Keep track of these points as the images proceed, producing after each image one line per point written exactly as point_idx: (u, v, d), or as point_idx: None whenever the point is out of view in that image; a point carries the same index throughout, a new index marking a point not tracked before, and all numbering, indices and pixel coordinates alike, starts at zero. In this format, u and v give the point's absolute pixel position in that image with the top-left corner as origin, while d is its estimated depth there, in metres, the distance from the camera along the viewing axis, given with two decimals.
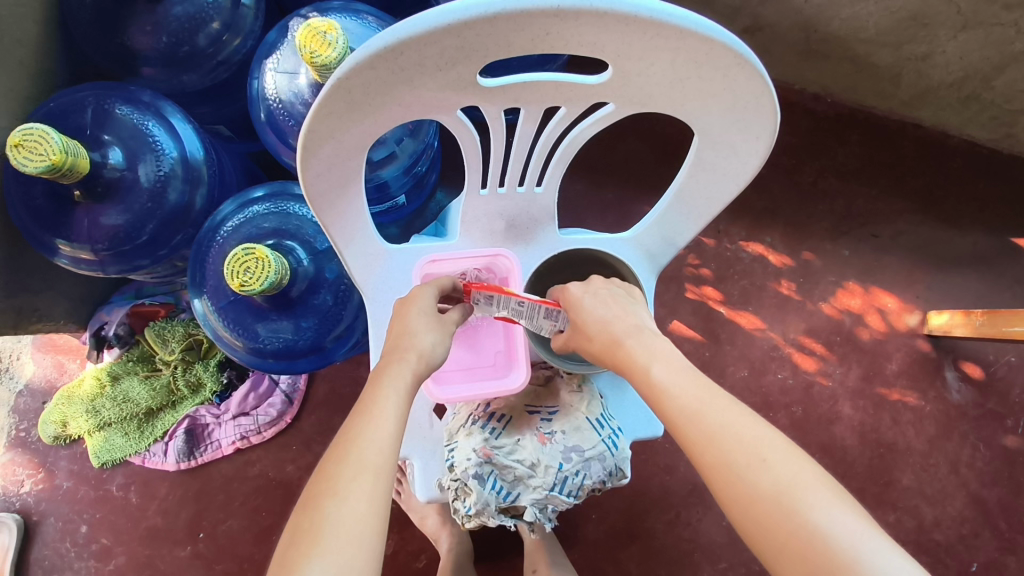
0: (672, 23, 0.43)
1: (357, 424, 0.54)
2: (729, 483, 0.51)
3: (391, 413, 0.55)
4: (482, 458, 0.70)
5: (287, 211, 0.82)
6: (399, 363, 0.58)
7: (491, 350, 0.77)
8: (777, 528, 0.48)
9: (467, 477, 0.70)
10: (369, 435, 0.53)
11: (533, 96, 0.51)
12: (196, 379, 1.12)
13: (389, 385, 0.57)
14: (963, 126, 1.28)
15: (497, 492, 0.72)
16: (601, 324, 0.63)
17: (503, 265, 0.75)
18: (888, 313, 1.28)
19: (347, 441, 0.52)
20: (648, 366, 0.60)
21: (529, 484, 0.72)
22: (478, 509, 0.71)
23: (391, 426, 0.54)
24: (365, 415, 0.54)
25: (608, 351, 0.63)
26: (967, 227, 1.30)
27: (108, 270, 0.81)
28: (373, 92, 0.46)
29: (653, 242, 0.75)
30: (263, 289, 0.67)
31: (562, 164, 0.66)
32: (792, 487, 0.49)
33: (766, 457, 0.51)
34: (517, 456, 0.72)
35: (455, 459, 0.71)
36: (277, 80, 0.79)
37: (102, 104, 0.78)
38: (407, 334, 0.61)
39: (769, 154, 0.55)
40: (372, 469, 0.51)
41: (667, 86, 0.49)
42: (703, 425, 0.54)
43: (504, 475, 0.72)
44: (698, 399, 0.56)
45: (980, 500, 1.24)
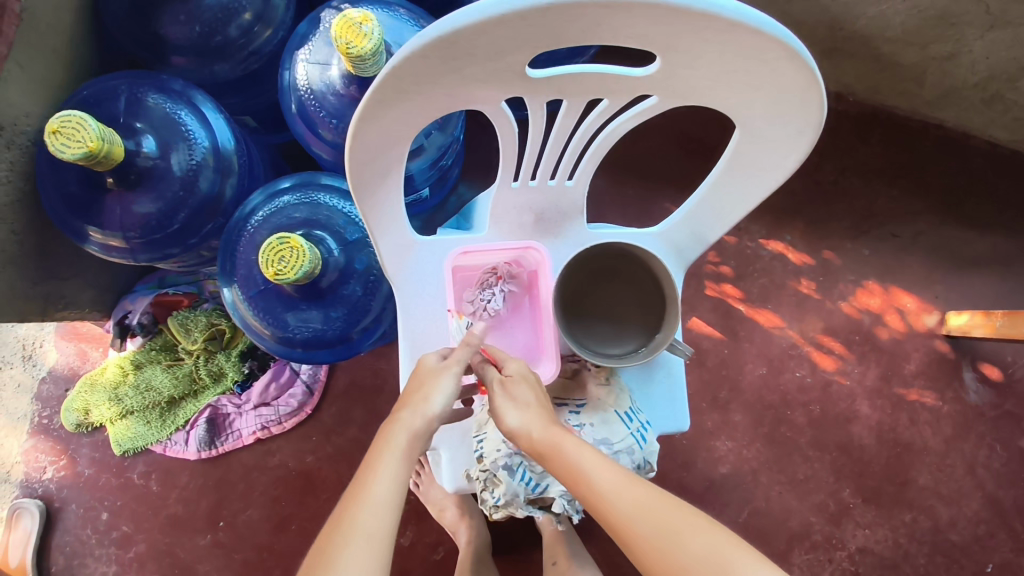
0: (726, 19, 0.42)
1: (354, 490, 0.56)
2: (659, 558, 0.53)
3: (386, 476, 0.56)
4: (512, 448, 0.71)
5: (316, 201, 0.82)
6: (395, 423, 0.60)
7: (522, 341, 0.76)
8: None
9: (497, 468, 0.71)
10: (367, 500, 0.54)
11: (576, 88, 0.51)
12: (218, 369, 1.12)
13: (386, 450, 0.58)
14: (985, 126, 1.27)
15: (526, 484, 0.72)
16: (536, 422, 0.61)
17: (534, 258, 0.77)
18: (908, 313, 1.28)
19: (344, 507, 0.54)
20: (571, 449, 0.59)
21: (558, 475, 0.72)
22: (508, 498, 0.72)
23: (387, 489, 0.55)
24: (363, 480, 0.56)
25: (544, 442, 0.60)
26: (987, 228, 1.29)
27: (138, 258, 0.82)
28: (420, 81, 0.46)
29: (681, 237, 0.75)
30: (297, 278, 0.68)
31: (595, 159, 0.67)
32: (719, 551, 0.52)
33: (691, 524, 0.54)
34: None
35: (484, 450, 0.72)
36: (309, 71, 0.79)
37: (135, 92, 0.79)
38: (405, 398, 0.62)
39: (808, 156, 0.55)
40: (366, 532, 0.52)
41: (714, 80, 0.49)
42: (627, 502, 0.56)
43: (534, 468, 0.72)
44: (616, 477, 0.57)
45: (996, 501, 1.25)
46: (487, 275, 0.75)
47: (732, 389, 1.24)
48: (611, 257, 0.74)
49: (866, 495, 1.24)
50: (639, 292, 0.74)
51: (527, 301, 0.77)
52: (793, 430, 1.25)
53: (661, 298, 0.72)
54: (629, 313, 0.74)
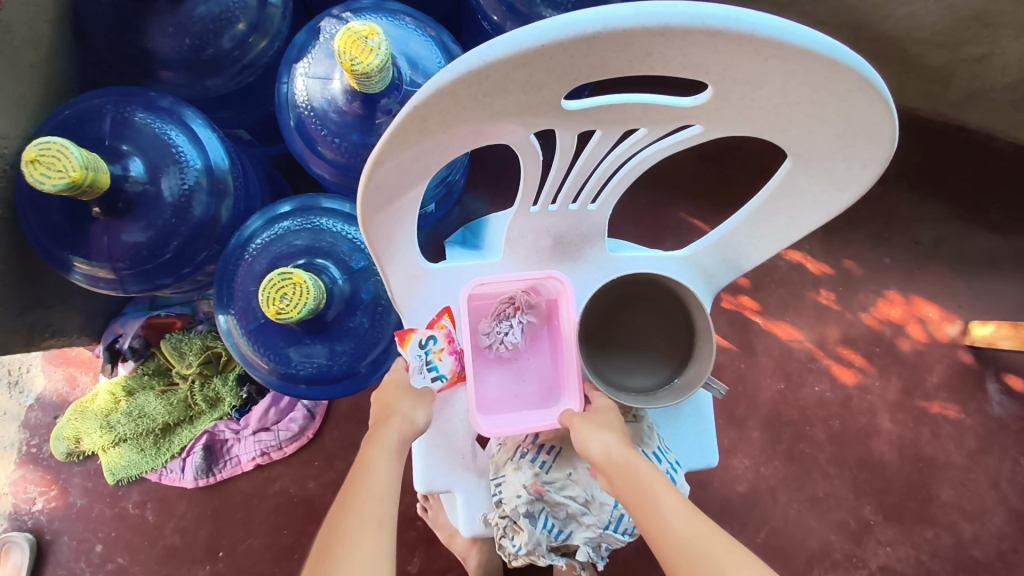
0: (797, 46, 0.37)
1: (353, 484, 0.53)
2: None
3: (386, 468, 0.55)
4: (533, 494, 0.67)
5: (318, 226, 0.77)
6: (384, 426, 0.59)
7: (538, 376, 0.73)
8: None
9: (517, 516, 0.67)
10: (369, 489, 0.52)
11: (615, 117, 0.45)
12: (214, 394, 1.07)
13: (380, 445, 0.57)
14: (1012, 128, 1.22)
15: (550, 532, 0.68)
16: (610, 438, 0.60)
17: (552, 287, 0.72)
18: (930, 323, 1.24)
19: (349, 496, 0.52)
20: (637, 465, 0.56)
21: (582, 521, 0.68)
22: (529, 548, 0.67)
23: (388, 479, 0.54)
24: (362, 473, 0.54)
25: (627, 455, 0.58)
26: (1012, 233, 1.25)
27: (128, 289, 0.76)
28: (445, 118, 0.40)
29: (712, 262, 0.71)
30: (300, 316, 0.63)
31: (623, 185, 0.62)
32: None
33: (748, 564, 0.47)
34: (569, 493, 0.68)
35: (503, 495, 0.68)
36: (308, 85, 0.74)
37: (121, 111, 0.73)
38: (391, 403, 0.63)
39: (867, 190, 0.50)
40: (377, 517, 0.50)
41: (772, 112, 0.44)
42: (684, 529, 0.50)
43: (556, 514, 0.68)
44: (679, 505, 0.53)
45: (1020, 516, 1.21)
46: (504, 305, 0.72)
47: (749, 404, 1.20)
48: (644, 286, 0.69)
49: (888, 512, 1.21)
50: (665, 320, 0.69)
51: (546, 331, 0.74)
52: (812, 446, 1.21)
53: (690, 328, 0.67)
54: (654, 342, 0.69)
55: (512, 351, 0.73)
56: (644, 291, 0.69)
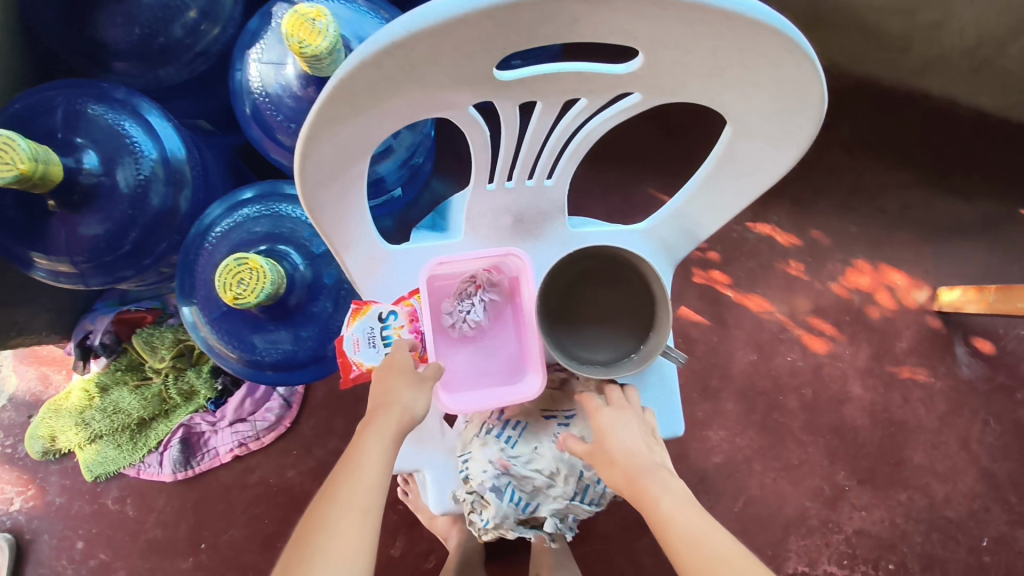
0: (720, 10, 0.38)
1: (344, 471, 0.55)
2: None
3: (378, 457, 0.56)
4: (499, 469, 0.69)
5: (279, 213, 0.77)
6: (384, 414, 0.58)
7: (504, 354, 0.74)
8: None
9: (484, 490, 0.69)
10: (356, 478, 0.54)
11: (553, 88, 0.45)
12: (189, 387, 1.07)
13: (375, 432, 0.57)
14: (972, 94, 1.24)
15: (517, 506, 0.70)
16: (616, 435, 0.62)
17: (512, 265, 0.73)
18: (898, 290, 1.26)
19: (337, 483, 0.54)
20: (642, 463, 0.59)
21: (549, 493, 0.70)
22: (496, 521, 0.70)
23: (378, 469, 0.55)
24: (353, 457, 0.56)
25: (630, 480, 0.59)
26: (976, 198, 1.27)
27: (89, 283, 0.76)
28: (376, 93, 0.41)
29: (671, 233, 0.71)
30: (259, 301, 0.63)
31: (576, 158, 0.62)
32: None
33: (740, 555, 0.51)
34: (536, 465, 0.70)
35: (470, 471, 0.70)
36: (262, 71, 0.73)
37: (73, 103, 0.72)
38: (391, 388, 0.61)
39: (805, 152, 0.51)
40: (360, 509, 0.52)
41: (705, 79, 0.45)
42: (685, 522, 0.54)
43: (522, 487, 0.70)
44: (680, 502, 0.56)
45: (990, 475, 1.25)
46: (466, 284, 0.72)
47: (723, 377, 1.21)
48: (602, 261, 0.70)
49: (861, 477, 1.23)
50: (627, 294, 0.70)
51: (509, 309, 0.74)
52: (786, 415, 1.22)
53: (650, 301, 0.68)
54: (618, 317, 0.70)
55: (476, 331, 0.73)
56: (603, 266, 0.70)
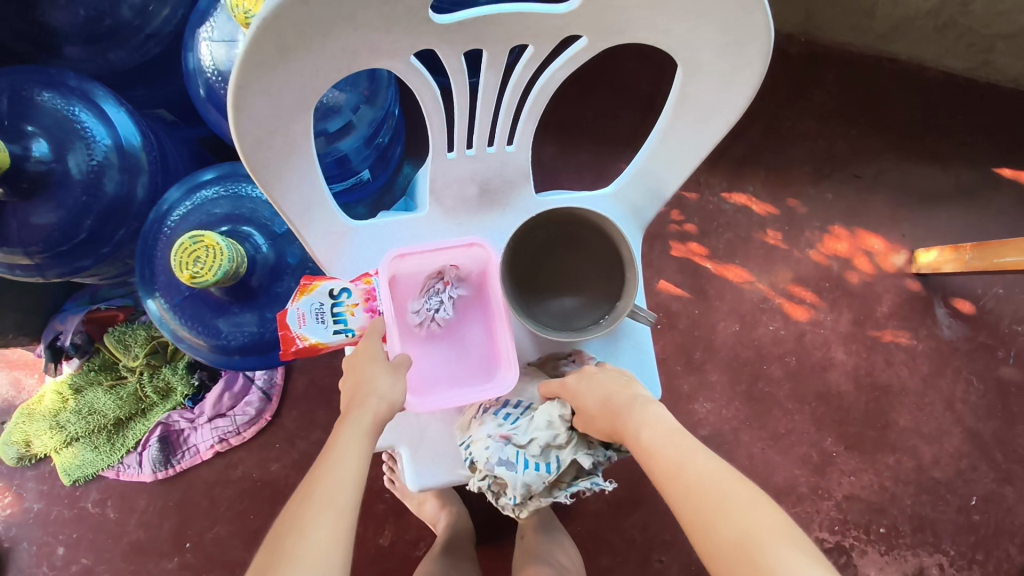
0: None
1: (319, 471, 0.55)
2: (685, 496, 0.54)
3: (353, 453, 0.56)
4: (502, 441, 0.67)
5: (238, 194, 0.76)
6: (359, 407, 0.60)
7: (474, 350, 0.73)
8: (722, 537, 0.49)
9: (493, 467, 0.67)
10: (333, 476, 0.54)
11: (493, 34, 0.49)
12: (165, 384, 1.05)
13: (350, 431, 0.58)
14: (940, 55, 1.25)
15: (534, 470, 0.68)
16: (602, 394, 0.65)
17: (480, 258, 0.72)
18: (876, 254, 1.26)
19: (313, 484, 0.53)
20: (625, 408, 0.63)
21: (559, 444, 0.69)
22: (522, 491, 0.68)
23: (353, 465, 0.55)
24: (328, 458, 0.56)
25: (608, 424, 0.64)
26: (949, 160, 1.27)
27: (48, 275, 0.74)
28: (306, 33, 0.45)
29: (637, 195, 0.70)
30: (217, 280, 0.62)
31: (533, 118, 0.61)
32: (756, 530, 0.49)
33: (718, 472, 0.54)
34: (535, 427, 0.68)
35: (475, 455, 0.68)
36: (213, 50, 0.72)
37: (20, 90, 0.71)
38: (365, 380, 0.62)
39: (747, 108, 0.55)
40: (337, 507, 0.52)
41: (650, 8, 0.48)
42: (664, 448, 0.58)
43: (531, 451, 0.68)
44: (664, 434, 0.59)
45: (975, 434, 1.25)
46: (433, 279, 0.70)
47: (707, 349, 1.21)
48: (568, 225, 0.68)
49: (849, 442, 1.23)
50: (597, 260, 0.69)
51: (477, 304, 0.73)
52: (771, 384, 1.22)
53: (620, 263, 0.67)
54: (588, 283, 0.69)
55: (444, 326, 0.72)
56: (570, 230, 0.68)
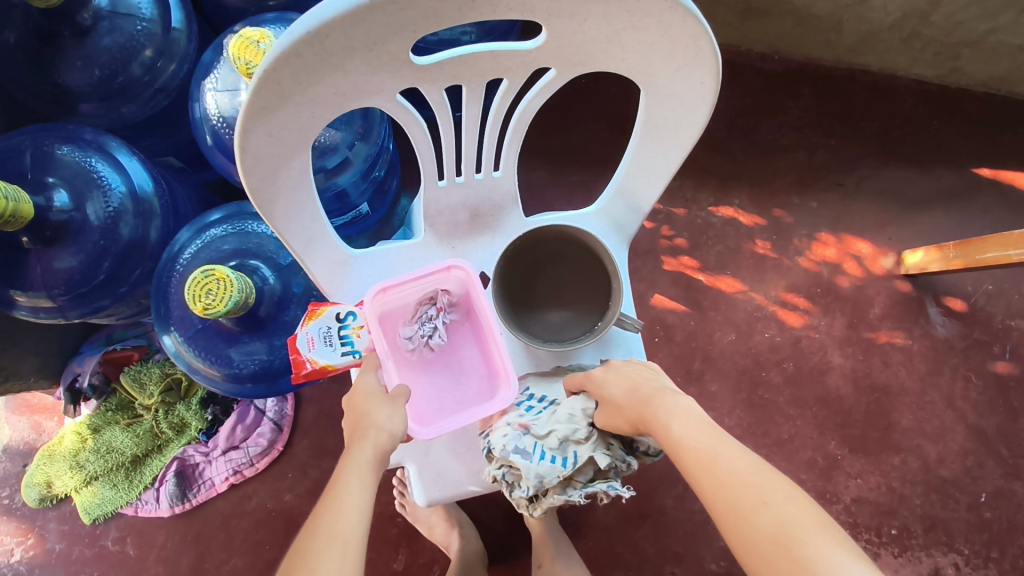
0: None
1: (325, 507, 0.58)
2: (717, 487, 0.56)
3: (356, 487, 0.60)
4: (520, 431, 0.70)
5: (245, 230, 0.81)
6: (360, 441, 0.64)
7: (471, 366, 0.77)
8: (757, 530, 0.52)
9: (508, 454, 0.69)
10: (338, 510, 0.57)
11: (470, 70, 0.54)
12: (180, 420, 1.08)
13: (353, 465, 0.62)
14: (909, 65, 1.30)
15: (549, 462, 0.69)
16: (626, 388, 0.67)
17: (461, 277, 0.75)
18: (864, 259, 1.30)
19: (320, 518, 0.57)
20: (655, 398, 0.65)
21: (577, 439, 0.69)
22: (535, 483, 0.69)
23: (357, 498, 0.59)
24: (333, 493, 0.59)
25: (634, 413, 0.65)
26: (928, 164, 1.31)
27: (68, 316, 0.79)
28: (300, 82, 0.49)
29: (620, 212, 0.74)
30: (228, 310, 0.66)
31: (516, 144, 0.66)
32: (794, 524, 0.51)
33: (749, 466, 0.56)
34: (554, 419, 0.70)
35: (493, 443, 0.70)
36: (218, 99, 0.78)
37: (41, 146, 0.76)
38: (364, 412, 0.66)
39: (708, 124, 0.60)
40: (343, 539, 0.55)
41: (605, 40, 0.52)
42: (695, 439, 0.60)
43: (549, 443, 0.69)
44: (694, 426, 0.61)
45: (978, 431, 1.26)
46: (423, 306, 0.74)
47: (705, 359, 1.24)
48: (551, 243, 0.72)
49: (852, 445, 1.25)
50: (585, 272, 0.72)
51: (468, 327, 0.77)
52: (770, 390, 1.24)
53: (605, 272, 0.71)
54: (576, 295, 0.73)
55: (437, 350, 0.76)
56: (553, 247, 0.73)
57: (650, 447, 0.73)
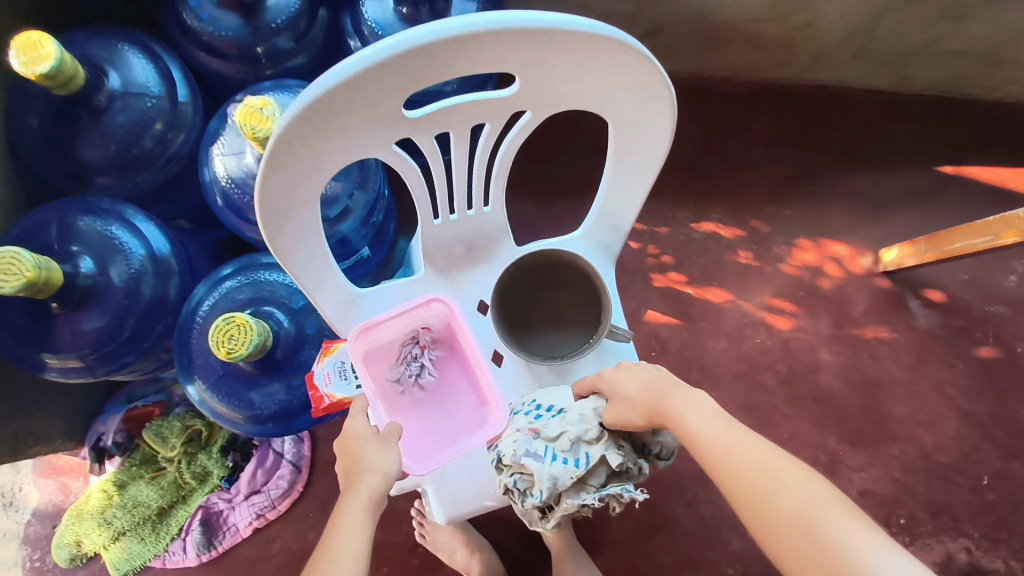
0: (578, 32, 0.54)
1: (325, 554, 0.64)
2: (736, 478, 0.61)
3: (352, 532, 0.65)
4: (530, 435, 0.73)
5: (258, 279, 0.86)
6: (355, 487, 0.68)
7: (462, 398, 0.83)
8: (779, 517, 0.57)
9: (520, 457, 0.71)
10: (337, 557, 0.63)
11: (456, 118, 0.61)
12: (202, 469, 1.12)
13: (348, 510, 0.66)
14: (862, 77, 1.38)
15: (562, 463, 0.70)
16: (638, 386, 0.71)
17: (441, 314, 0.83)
18: (843, 259, 1.36)
19: (319, 567, 0.63)
20: (669, 392, 0.68)
21: (589, 440, 0.72)
22: (549, 485, 0.70)
23: (353, 544, 0.64)
24: (332, 539, 0.64)
25: (649, 407, 0.69)
26: (890, 167, 1.39)
27: (97, 373, 0.84)
28: (309, 141, 0.56)
29: (604, 234, 0.80)
30: (249, 352, 0.71)
31: (501, 180, 0.73)
32: (809, 505, 0.56)
33: (761, 455, 0.61)
34: (564, 422, 0.73)
35: (505, 449, 0.73)
36: (226, 162, 0.84)
37: (65, 218, 0.82)
38: (359, 457, 0.70)
39: (670, 146, 0.67)
40: None
41: (572, 82, 0.59)
42: (711, 432, 0.64)
43: (560, 446, 0.71)
44: (708, 418, 0.65)
45: (970, 415, 1.31)
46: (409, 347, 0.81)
47: (701, 368, 1.29)
48: (543, 268, 0.79)
49: (851, 439, 1.29)
50: (575, 293, 0.79)
51: (454, 362, 0.83)
52: (766, 393, 1.29)
53: (596, 291, 0.77)
54: (567, 317, 0.79)
55: (428, 386, 0.82)
56: (547, 270, 0.79)
57: (662, 448, 0.77)
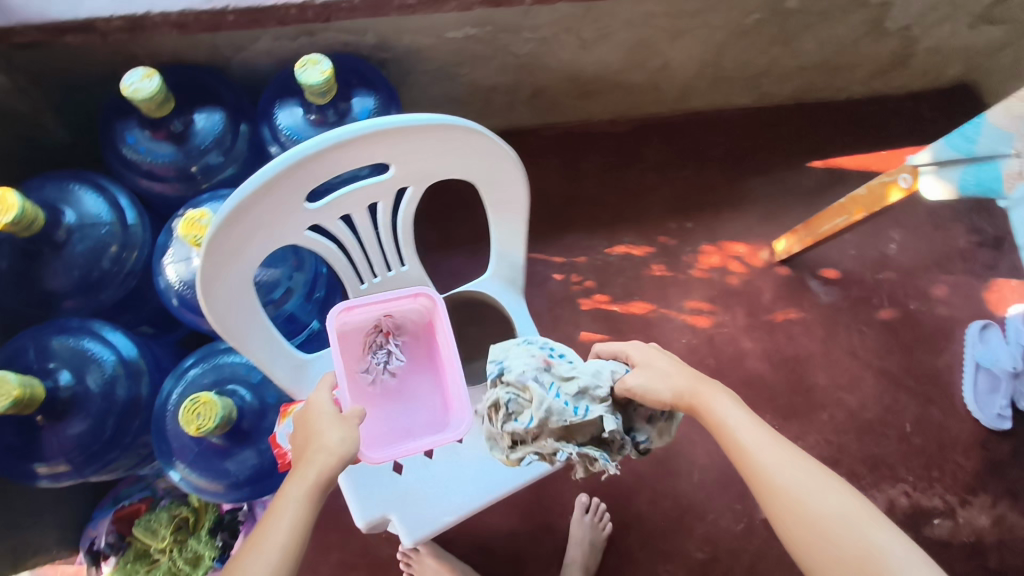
0: (426, 126, 0.69)
1: (268, 521, 0.71)
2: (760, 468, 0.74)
3: (294, 503, 0.72)
4: (543, 368, 0.79)
5: (219, 363, 0.98)
6: (307, 462, 0.74)
7: (426, 390, 0.90)
8: (795, 500, 0.72)
9: (525, 380, 0.76)
10: (277, 523, 0.71)
11: (351, 203, 0.78)
12: (194, 553, 1.16)
13: (295, 483, 0.72)
14: (727, 99, 1.59)
15: (564, 403, 0.76)
16: (674, 369, 0.82)
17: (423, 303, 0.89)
18: (744, 257, 1.53)
19: (260, 531, 0.70)
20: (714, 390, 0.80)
21: (595, 395, 0.78)
22: (541, 415, 0.74)
23: (292, 513, 0.71)
24: (275, 507, 0.72)
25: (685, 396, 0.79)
26: (768, 170, 1.59)
27: (85, 475, 0.94)
28: (234, 245, 0.70)
29: (507, 272, 0.94)
30: (217, 425, 0.82)
31: (407, 241, 0.90)
32: (820, 498, 0.71)
33: (786, 452, 0.75)
34: (576, 372, 0.79)
35: (511, 368, 0.78)
36: (177, 268, 0.97)
37: (40, 340, 0.93)
38: (315, 433, 0.76)
39: (529, 194, 0.82)
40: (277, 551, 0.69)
41: (435, 162, 0.75)
42: (745, 429, 0.77)
43: (567, 390, 0.77)
44: (744, 417, 0.78)
45: (883, 372, 1.46)
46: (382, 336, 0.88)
47: None
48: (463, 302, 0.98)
49: (784, 413, 1.42)
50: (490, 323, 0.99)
51: (422, 353, 0.91)
52: None
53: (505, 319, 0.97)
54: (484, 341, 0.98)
55: (396, 373, 0.89)
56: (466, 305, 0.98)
57: (645, 444, 0.83)
